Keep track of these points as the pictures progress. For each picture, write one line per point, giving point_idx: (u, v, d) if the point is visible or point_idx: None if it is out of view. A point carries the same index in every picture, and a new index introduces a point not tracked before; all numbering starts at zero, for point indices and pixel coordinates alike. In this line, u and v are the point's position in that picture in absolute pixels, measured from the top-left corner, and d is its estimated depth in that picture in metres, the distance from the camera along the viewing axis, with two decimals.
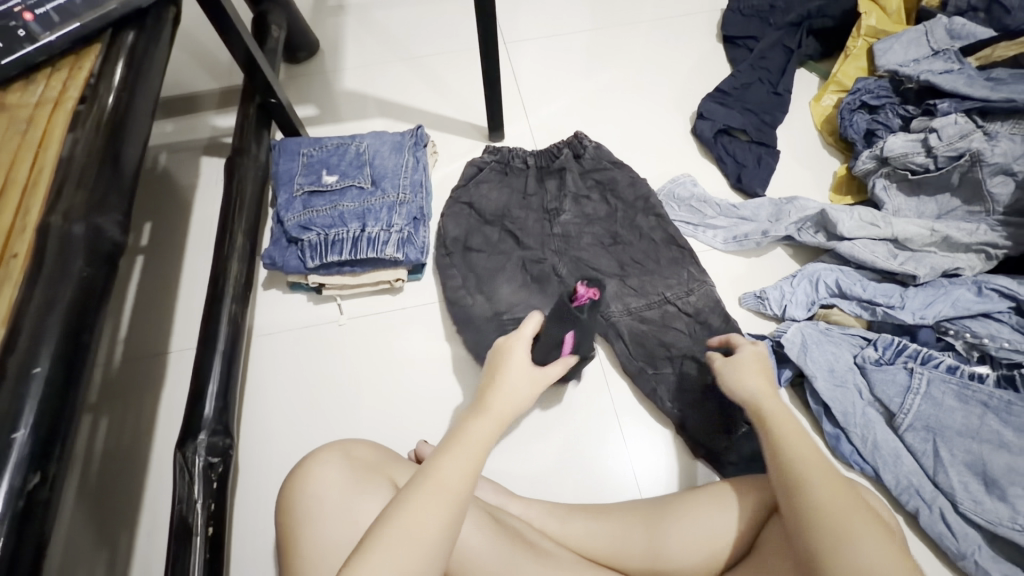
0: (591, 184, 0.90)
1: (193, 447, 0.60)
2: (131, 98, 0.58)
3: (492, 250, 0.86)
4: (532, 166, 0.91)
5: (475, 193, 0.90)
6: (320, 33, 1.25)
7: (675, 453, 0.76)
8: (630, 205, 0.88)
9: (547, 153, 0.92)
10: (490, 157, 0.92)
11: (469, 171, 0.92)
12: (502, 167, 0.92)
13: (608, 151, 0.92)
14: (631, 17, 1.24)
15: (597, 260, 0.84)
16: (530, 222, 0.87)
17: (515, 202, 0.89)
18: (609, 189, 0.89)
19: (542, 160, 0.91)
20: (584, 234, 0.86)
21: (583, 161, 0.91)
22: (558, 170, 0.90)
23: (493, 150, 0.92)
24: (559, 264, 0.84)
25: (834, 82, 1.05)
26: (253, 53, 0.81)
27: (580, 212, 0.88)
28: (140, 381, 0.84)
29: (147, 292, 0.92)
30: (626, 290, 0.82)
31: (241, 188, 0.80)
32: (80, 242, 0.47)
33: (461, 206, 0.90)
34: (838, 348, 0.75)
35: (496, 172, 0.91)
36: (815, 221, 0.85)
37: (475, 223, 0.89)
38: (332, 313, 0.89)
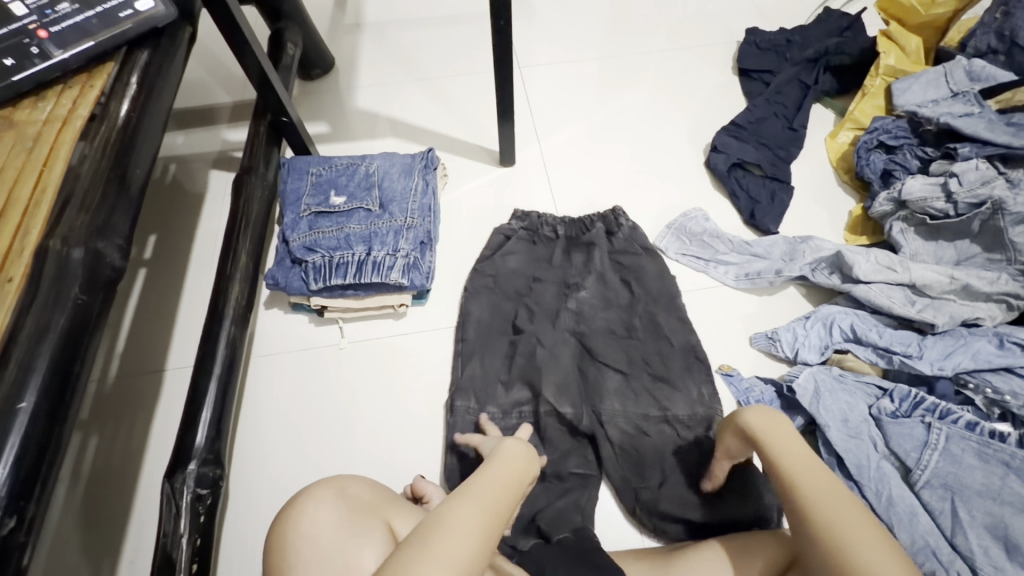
0: (612, 270, 0.87)
1: (182, 477, 0.58)
2: (139, 120, 0.58)
3: (503, 313, 0.84)
4: (560, 239, 0.90)
5: (495, 255, 0.89)
6: (335, 51, 1.25)
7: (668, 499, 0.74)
8: (653, 297, 0.84)
9: (581, 229, 0.90)
10: (520, 223, 0.91)
11: (499, 236, 0.91)
12: (530, 238, 0.90)
13: (643, 236, 0.90)
14: (647, 46, 1.23)
15: (605, 350, 0.80)
16: (547, 288, 0.85)
17: (534, 272, 0.87)
18: (633, 284, 0.85)
19: (571, 238, 0.90)
20: (594, 315, 0.83)
21: (616, 245, 0.89)
22: (584, 247, 0.89)
23: (525, 213, 0.92)
24: (566, 345, 0.80)
25: (850, 120, 1.04)
26: (266, 71, 0.82)
27: (598, 293, 0.85)
28: (134, 397, 0.83)
29: (148, 305, 0.91)
30: (619, 382, 0.78)
31: (247, 210, 0.79)
32: (80, 268, 0.46)
33: (482, 267, 0.88)
34: (852, 398, 0.73)
35: (523, 243, 0.89)
36: (831, 262, 0.84)
37: (494, 292, 0.86)
38: (333, 336, 0.88)
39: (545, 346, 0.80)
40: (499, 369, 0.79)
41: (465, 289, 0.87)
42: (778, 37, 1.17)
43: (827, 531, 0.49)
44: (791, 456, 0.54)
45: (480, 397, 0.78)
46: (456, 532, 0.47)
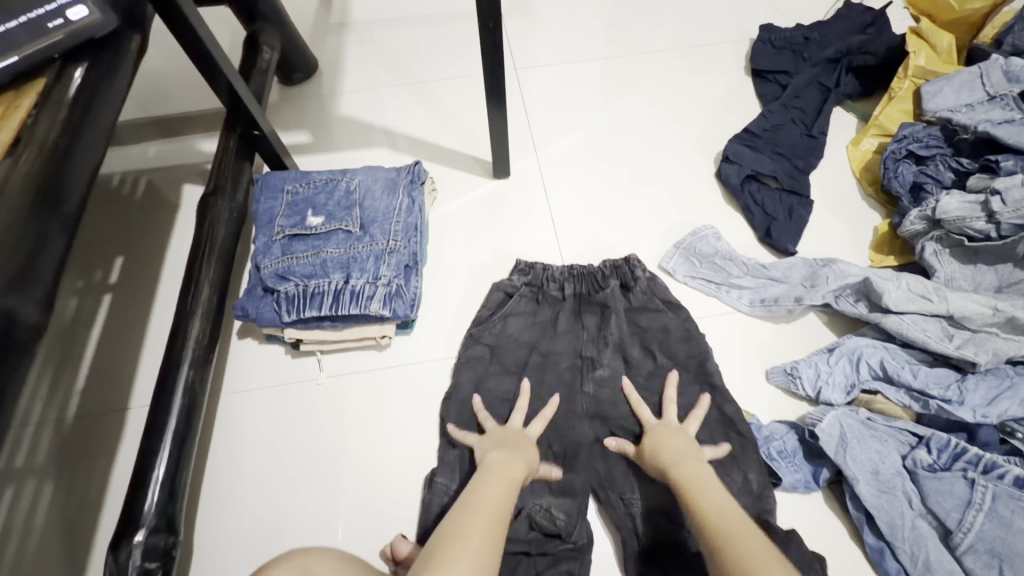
0: (632, 334, 0.77)
1: (127, 550, 0.51)
2: (71, 145, 0.50)
3: (501, 389, 0.75)
4: (568, 298, 0.80)
5: (493, 317, 0.79)
6: (320, 53, 1.17)
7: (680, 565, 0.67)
8: (682, 364, 0.74)
9: (595, 283, 0.80)
10: (520, 274, 0.81)
11: (495, 292, 0.81)
12: (533, 296, 0.80)
13: (663, 287, 0.80)
14: (652, 44, 1.15)
15: (630, 430, 0.72)
16: (553, 360, 0.76)
17: (542, 342, 0.77)
18: (663, 349, 0.76)
19: (583, 296, 0.80)
20: (613, 389, 0.74)
21: (636, 301, 0.78)
22: (600, 304, 0.79)
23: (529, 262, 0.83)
24: (586, 431, 0.72)
25: (874, 126, 0.96)
26: (237, 86, 0.75)
27: (617, 365, 0.75)
28: (95, 439, 0.76)
29: (111, 335, 0.84)
30: (640, 465, 0.69)
31: (212, 234, 0.72)
32: None
33: (476, 334, 0.79)
34: (883, 446, 0.65)
35: (522, 301, 0.80)
36: (856, 289, 0.76)
37: (495, 365, 0.77)
38: (311, 370, 0.81)
39: (560, 433, 0.72)
40: None
41: (459, 356, 0.78)
42: (795, 34, 1.08)
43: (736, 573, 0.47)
44: (708, 495, 0.56)
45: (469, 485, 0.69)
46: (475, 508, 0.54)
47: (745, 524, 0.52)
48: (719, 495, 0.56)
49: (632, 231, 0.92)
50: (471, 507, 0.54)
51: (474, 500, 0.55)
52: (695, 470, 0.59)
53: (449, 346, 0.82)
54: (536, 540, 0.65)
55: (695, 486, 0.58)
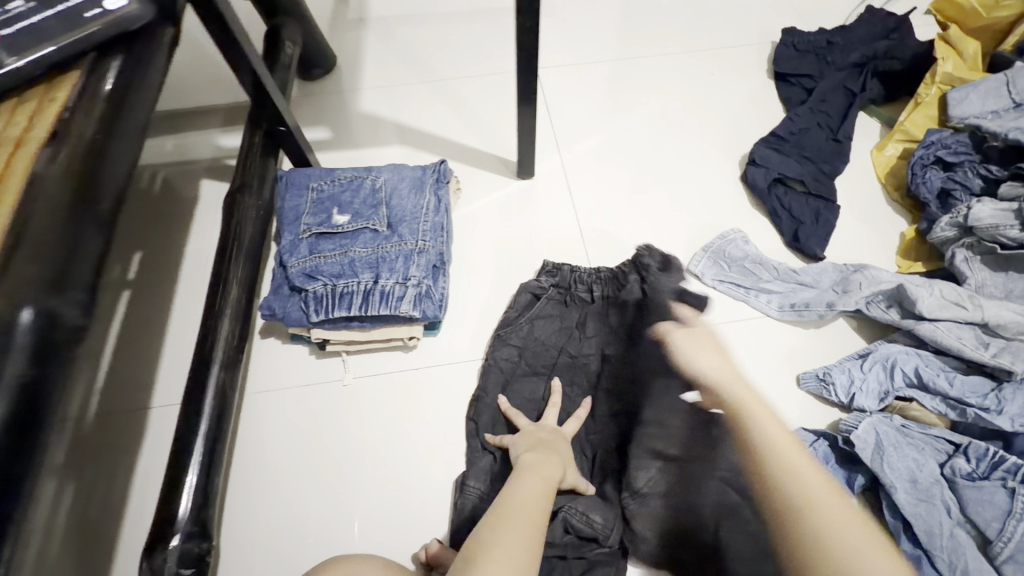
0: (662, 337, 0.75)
1: (162, 556, 0.50)
2: (108, 140, 0.48)
3: (529, 391, 0.75)
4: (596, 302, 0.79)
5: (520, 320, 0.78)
6: (338, 49, 1.16)
7: None
8: None
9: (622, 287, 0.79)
10: (547, 277, 0.81)
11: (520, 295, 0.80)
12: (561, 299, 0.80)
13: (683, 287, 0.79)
14: (675, 45, 1.14)
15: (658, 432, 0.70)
16: (579, 365, 0.77)
17: (569, 345, 0.77)
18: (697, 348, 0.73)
19: (610, 300, 0.79)
20: (643, 392, 0.73)
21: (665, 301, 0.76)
22: (631, 310, 0.78)
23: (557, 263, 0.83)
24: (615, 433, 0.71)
25: (899, 131, 0.96)
26: (261, 77, 0.73)
27: (647, 369, 0.74)
28: (117, 439, 0.75)
29: (131, 333, 0.83)
30: (672, 472, 0.67)
31: (240, 232, 0.70)
32: (25, 338, 0.37)
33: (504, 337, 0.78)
34: (921, 454, 0.65)
35: (549, 305, 0.79)
36: (889, 295, 0.76)
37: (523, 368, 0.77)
38: (336, 371, 0.80)
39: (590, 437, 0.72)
40: None
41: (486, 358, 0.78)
42: (818, 38, 1.07)
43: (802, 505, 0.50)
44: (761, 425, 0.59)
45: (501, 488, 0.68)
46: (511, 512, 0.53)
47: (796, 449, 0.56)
48: (770, 421, 0.60)
49: (659, 234, 0.91)
50: (506, 511, 0.54)
51: (506, 505, 0.55)
52: (746, 393, 0.64)
53: (476, 348, 0.81)
54: (572, 543, 0.64)
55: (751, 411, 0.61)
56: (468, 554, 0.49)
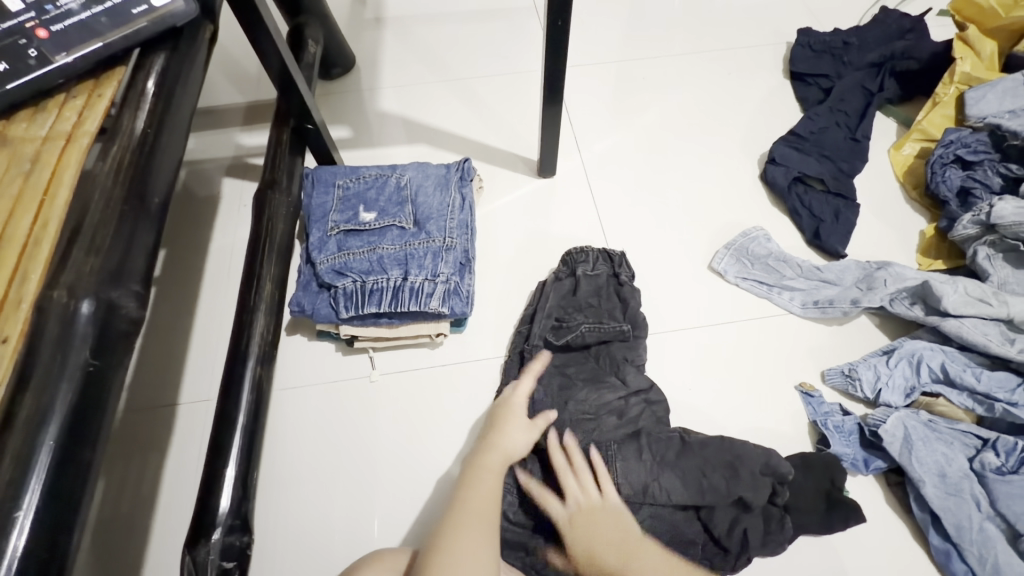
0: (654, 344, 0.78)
1: (205, 549, 0.51)
2: (157, 137, 0.49)
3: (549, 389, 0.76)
4: (591, 305, 0.80)
5: (540, 311, 0.80)
6: (356, 48, 1.16)
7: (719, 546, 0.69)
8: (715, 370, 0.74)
9: (621, 294, 0.81)
10: (563, 272, 0.83)
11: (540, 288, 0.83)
12: (573, 291, 0.81)
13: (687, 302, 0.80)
14: (691, 45, 1.15)
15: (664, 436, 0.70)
16: (580, 363, 0.76)
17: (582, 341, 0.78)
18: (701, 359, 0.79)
19: (608, 305, 0.80)
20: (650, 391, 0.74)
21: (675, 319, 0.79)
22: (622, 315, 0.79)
23: (587, 250, 0.84)
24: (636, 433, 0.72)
25: (917, 130, 0.96)
26: (288, 65, 0.73)
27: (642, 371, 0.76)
28: (145, 436, 0.75)
29: (157, 330, 0.83)
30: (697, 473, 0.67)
31: (271, 229, 0.71)
32: (86, 328, 0.37)
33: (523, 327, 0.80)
34: (949, 449, 0.66)
35: (563, 296, 0.81)
36: (913, 292, 0.77)
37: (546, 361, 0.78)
38: (363, 367, 0.80)
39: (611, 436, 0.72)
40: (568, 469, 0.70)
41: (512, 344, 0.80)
42: (834, 38, 1.08)
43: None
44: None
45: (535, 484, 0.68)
46: (461, 528, 0.56)
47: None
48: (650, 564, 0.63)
49: (680, 232, 0.91)
50: (468, 503, 0.59)
51: (470, 500, 0.59)
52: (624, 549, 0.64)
53: (502, 345, 0.82)
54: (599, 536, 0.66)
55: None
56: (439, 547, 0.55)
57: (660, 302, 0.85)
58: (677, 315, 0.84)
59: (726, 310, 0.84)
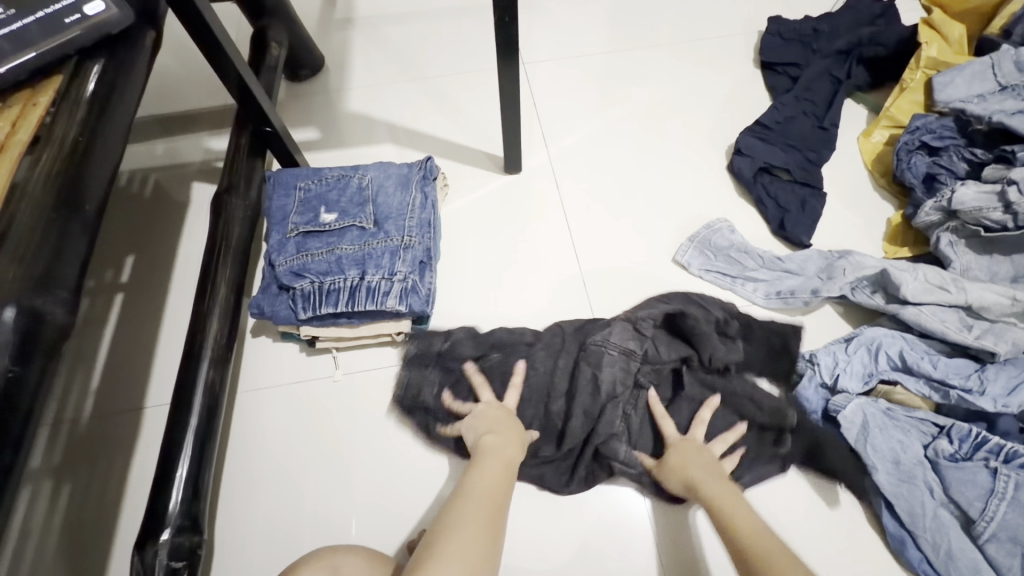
0: (588, 340, 0.78)
1: (153, 550, 0.51)
2: (90, 144, 0.50)
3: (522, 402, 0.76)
4: (455, 381, 0.78)
5: (422, 414, 0.77)
6: (325, 49, 1.16)
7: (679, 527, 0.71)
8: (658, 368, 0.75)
9: (485, 338, 0.80)
10: (425, 351, 0.80)
11: (398, 410, 0.78)
12: (438, 386, 0.78)
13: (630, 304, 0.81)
14: (660, 37, 1.14)
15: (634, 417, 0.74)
16: (538, 394, 0.76)
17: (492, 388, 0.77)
18: (676, 342, 0.76)
19: (475, 356, 0.79)
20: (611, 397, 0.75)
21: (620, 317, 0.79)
22: (496, 364, 0.78)
23: (422, 343, 0.80)
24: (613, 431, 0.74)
25: (885, 117, 0.96)
26: (247, 80, 0.73)
27: (612, 360, 0.75)
28: (112, 439, 0.76)
29: (125, 335, 0.84)
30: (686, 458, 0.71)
31: (227, 232, 0.71)
32: (9, 334, 0.38)
33: (427, 440, 0.76)
34: (905, 436, 0.66)
35: (434, 398, 0.77)
36: (873, 280, 0.76)
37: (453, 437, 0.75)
38: (327, 366, 0.81)
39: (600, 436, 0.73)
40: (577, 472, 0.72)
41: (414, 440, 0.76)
42: (803, 26, 1.07)
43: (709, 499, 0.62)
44: (726, 500, 0.61)
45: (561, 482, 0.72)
46: (459, 534, 0.50)
47: (779, 547, 0.54)
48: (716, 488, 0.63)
49: (645, 225, 0.91)
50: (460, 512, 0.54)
51: (463, 513, 0.53)
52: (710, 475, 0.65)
53: None
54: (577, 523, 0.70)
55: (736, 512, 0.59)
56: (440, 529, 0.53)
57: (624, 296, 0.85)
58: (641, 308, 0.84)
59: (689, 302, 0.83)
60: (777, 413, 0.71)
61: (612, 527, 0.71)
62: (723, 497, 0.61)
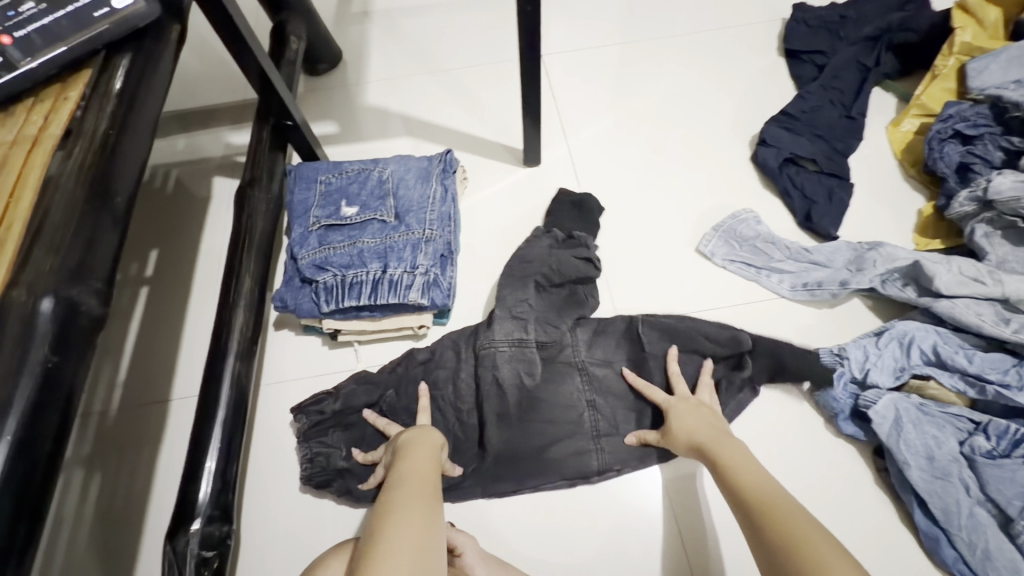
0: (416, 365, 0.76)
1: (185, 538, 0.52)
2: (119, 137, 0.49)
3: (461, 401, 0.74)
4: (363, 436, 0.73)
5: (341, 480, 0.71)
6: (343, 42, 1.16)
7: (703, 519, 0.71)
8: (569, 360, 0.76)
9: (377, 380, 0.76)
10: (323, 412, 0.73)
11: (312, 486, 0.72)
12: (346, 448, 0.72)
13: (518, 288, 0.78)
14: (682, 26, 1.12)
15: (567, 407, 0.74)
16: (448, 411, 0.74)
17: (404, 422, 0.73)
18: (606, 337, 0.77)
19: (368, 404, 0.74)
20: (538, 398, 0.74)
21: (496, 312, 0.76)
22: (415, 372, 0.76)
23: (313, 412, 0.73)
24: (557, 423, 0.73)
25: (916, 105, 0.93)
26: (268, 71, 0.73)
27: (521, 360, 0.74)
28: (139, 430, 0.77)
29: (150, 328, 0.85)
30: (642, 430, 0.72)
31: (251, 226, 0.72)
32: (46, 325, 0.38)
33: (353, 503, 0.72)
34: (939, 431, 0.64)
35: (347, 461, 0.71)
36: (905, 272, 0.75)
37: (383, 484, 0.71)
38: (349, 359, 0.81)
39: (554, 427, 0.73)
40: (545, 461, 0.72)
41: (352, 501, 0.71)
42: (829, 13, 1.05)
43: (718, 459, 0.61)
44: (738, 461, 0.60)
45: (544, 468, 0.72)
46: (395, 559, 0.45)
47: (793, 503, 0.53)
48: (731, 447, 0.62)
49: (667, 218, 0.90)
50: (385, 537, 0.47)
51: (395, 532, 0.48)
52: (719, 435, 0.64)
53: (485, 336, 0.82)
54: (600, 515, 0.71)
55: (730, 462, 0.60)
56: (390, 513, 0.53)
57: (645, 290, 0.84)
58: (663, 302, 0.83)
59: (713, 295, 0.82)
60: (732, 342, 0.73)
61: (638, 517, 0.71)
62: (736, 461, 0.60)
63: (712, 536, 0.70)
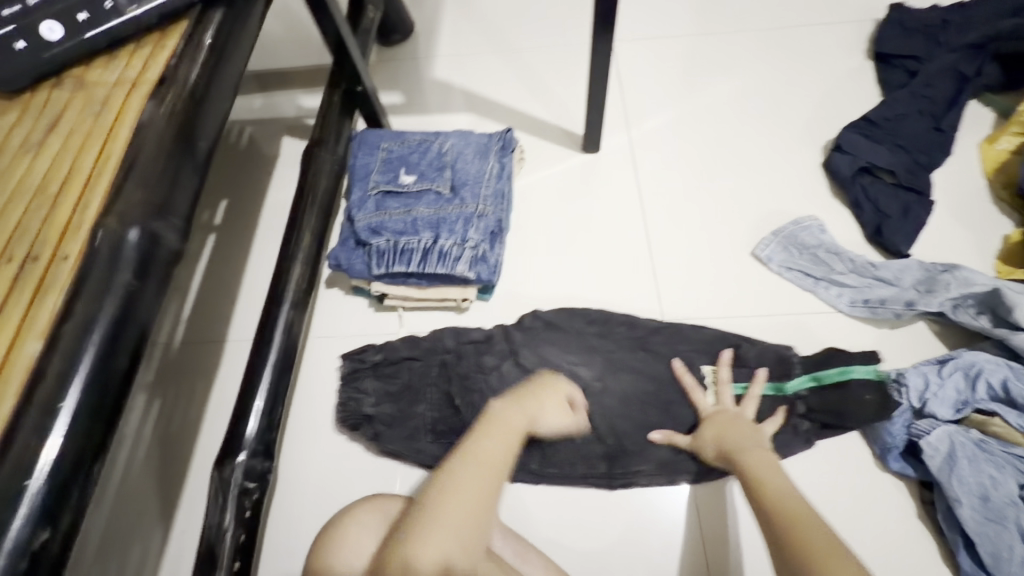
0: (466, 343, 0.79)
1: (231, 467, 0.56)
2: (208, 86, 0.52)
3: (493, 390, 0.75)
4: (396, 390, 0.76)
5: (365, 425, 0.75)
6: (417, 14, 1.18)
7: (728, 524, 0.69)
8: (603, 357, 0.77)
9: (422, 344, 0.78)
10: (365, 365, 0.78)
11: (347, 428, 0.77)
12: (378, 401, 0.76)
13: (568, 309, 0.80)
14: (765, 20, 1.07)
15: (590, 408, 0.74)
16: (480, 395, 0.75)
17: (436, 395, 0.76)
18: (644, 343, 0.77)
19: (407, 359, 0.78)
20: None
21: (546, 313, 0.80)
22: (462, 355, 0.78)
23: (355, 359, 0.78)
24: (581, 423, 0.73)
25: (1016, 122, 0.86)
26: (344, 35, 0.75)
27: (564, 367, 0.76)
28: (196, 365, 0.83)
29: (215, 273, 0.91)
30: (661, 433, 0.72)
31: (314, 183, 0.75)
32: (132, 253, 0.41)
33: (375, 451, 0.75)
34: (998, 472, 0.61)
35: (374, 412, 0.75)
36: (980, 300, 0.70)
37: (401, 443, 0.74)
38: (392, 323, 0.83)
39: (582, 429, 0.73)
40: (559, 460, 0.72)
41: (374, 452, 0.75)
42: (930, 17, 0.98)
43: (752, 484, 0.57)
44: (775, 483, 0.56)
45: (560, 457, 0.72)
46: (453, 505, 0.47)
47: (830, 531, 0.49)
48: (762, 464, 0.59)
49: (725, 217, 0.87)
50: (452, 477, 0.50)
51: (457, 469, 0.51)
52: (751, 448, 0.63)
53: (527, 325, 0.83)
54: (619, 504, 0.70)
55: (745, 460, 0.61)
56: (430, 494, 0.49)
57: (694, 288, 0.82)
58: (711, 303, 0.80)
59: (765, 302, 0.79)
60: (781, 362, 0.73)
61: (662, 515, 0.70)
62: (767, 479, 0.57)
63: (733, 544, 0.68)
